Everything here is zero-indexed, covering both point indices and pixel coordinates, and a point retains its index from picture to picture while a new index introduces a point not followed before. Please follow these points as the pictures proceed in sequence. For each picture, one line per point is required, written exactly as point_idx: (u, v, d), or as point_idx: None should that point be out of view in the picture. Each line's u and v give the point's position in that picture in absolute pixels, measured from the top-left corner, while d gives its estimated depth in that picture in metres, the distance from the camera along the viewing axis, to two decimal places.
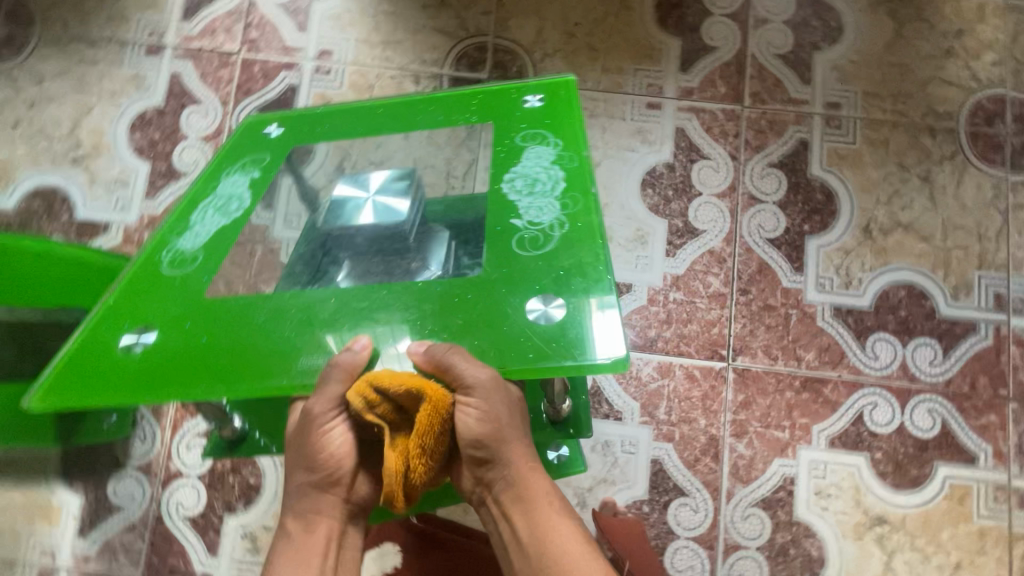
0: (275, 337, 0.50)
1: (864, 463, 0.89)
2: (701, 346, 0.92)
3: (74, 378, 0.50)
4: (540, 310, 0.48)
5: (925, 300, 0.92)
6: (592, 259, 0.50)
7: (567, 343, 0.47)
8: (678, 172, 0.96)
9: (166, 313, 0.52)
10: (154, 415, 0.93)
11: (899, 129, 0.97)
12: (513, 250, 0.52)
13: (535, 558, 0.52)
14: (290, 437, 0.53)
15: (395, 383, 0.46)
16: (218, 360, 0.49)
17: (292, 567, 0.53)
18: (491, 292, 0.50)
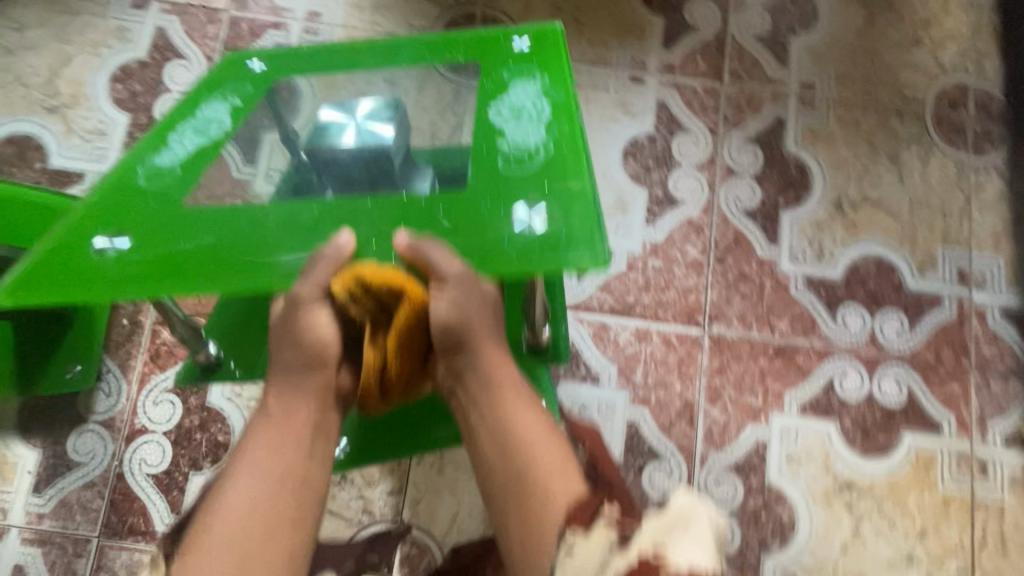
0: (260, 243, 0.48)
1: (835, 430, 0.90)
2: (678, 312, 0.94)
3: (42, 280, 0.46)
4: (524, 219, 0.47)
5: (893, 273, 0.95)
6: (577, 173, 0.48)
7: (550, 246, 0.46)
8: (659, 143, 0.98)
9: (145, 222, 0.49)
10: (121, 370, 0.88)
11: (870, 110, 1.01)
12: (499, 168, 0.50)
13: (501, 440, 0.54)
14: (274, 326, 0.55)
15: (374, 279, 0.48)
16: (197, 265, 0.47)
17: (269, 443, 0.54)
18: (476, 203, 0.49)
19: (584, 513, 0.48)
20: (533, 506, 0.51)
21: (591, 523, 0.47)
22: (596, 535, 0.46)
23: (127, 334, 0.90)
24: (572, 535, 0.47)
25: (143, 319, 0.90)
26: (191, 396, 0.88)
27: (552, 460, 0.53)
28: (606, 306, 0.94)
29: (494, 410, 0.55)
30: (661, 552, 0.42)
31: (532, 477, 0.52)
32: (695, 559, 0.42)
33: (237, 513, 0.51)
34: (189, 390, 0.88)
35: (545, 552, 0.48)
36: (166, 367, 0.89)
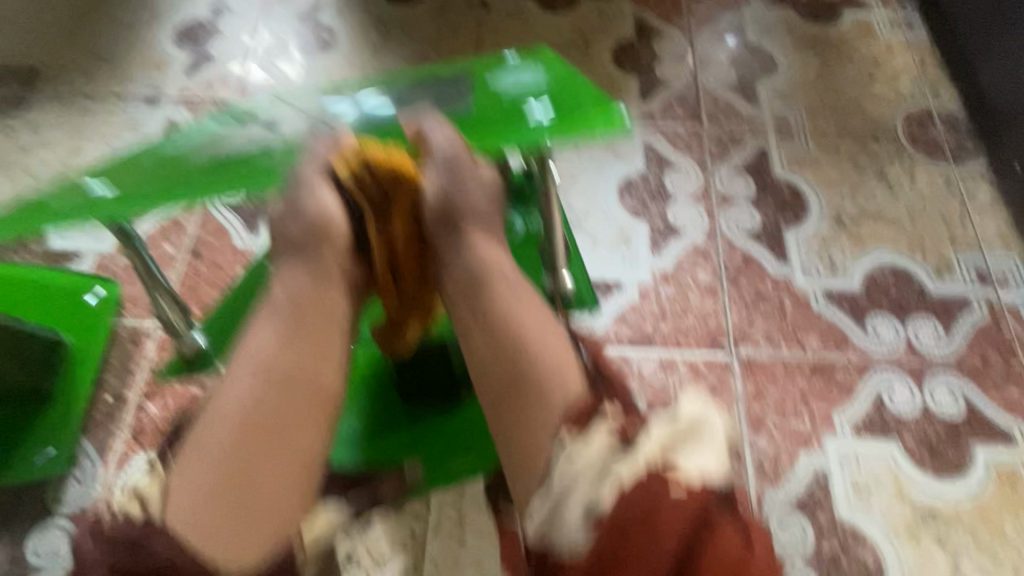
0: (250, 163, 0.47)
1: (898, 449, 0.81)
2: (701, 338, 0.89)
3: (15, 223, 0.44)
4: (537, 111, 0.49)
5: (912, 280, 0.93)
6: (575, 82, 0.51)
7: (569, 122, 0.47)
8: (651, 180, 1.01)
9: (121, 164, 0.49)
10: (100, 451, 0.80)
11: (846, 136, 1.06)
12: (499, 90, 0.52)
13: (494, 338, 0.51)
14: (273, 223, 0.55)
15: (380, 158, 0.51)
16: (189, 181, 0.46)
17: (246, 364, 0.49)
18: (484, 114, 0.51)
19: (585, 417, 0.46)
20: (525, 411, 0.48)
21: (591, 428, 0.45)
22: (598, 442, 0.44)
23: (109, 412, 0.82)
24: (571, 443, 0.45)
25: (129, 394, 0.83)
26: None
27: (550, 361, 0.50)
28: (624, 338, 0.89)
29: (492, 313, 0.52)
30: (675, 465, 0.42)
31: (528, 380, 0.49)
32: (709, 467, 0.43)
33: (230, 421, 0.47)
34: None
35: (537, 454, 0.47)
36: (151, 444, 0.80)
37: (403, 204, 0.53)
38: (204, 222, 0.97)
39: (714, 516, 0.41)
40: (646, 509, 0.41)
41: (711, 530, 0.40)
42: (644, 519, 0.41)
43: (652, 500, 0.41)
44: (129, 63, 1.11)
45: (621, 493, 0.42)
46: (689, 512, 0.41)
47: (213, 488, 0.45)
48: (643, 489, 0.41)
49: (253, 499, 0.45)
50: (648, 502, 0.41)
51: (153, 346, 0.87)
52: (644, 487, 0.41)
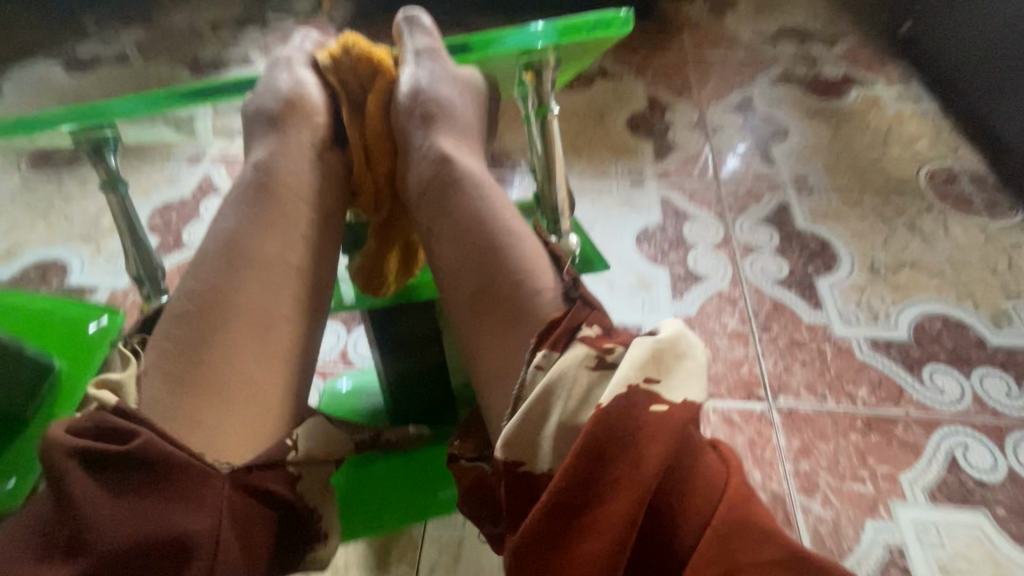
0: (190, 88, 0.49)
1: (988, 523, 0.67)
2: (734, 387, 0.79)
3: None
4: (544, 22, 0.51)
5: (967, 330, 0.84)
6: None
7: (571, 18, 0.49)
8: (670, 230, 0.99)
9: None
10: None
11: (869, 192, 1.04)
12: None
13: (467, 244, 0.47)
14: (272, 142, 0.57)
15: (360, 47, 0.54)
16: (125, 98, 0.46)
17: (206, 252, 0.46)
18: None
19: (562, 330, 0.39)
20: (505, 318, 0.44)
21: (566, 344, 0.38)
22: (569, 357, 0.37)
23: None
24: (540, 356, 0.38)
25: None
26: None
27: (527, 267, 0.45)
28: None
29: (464, 218, 0.48)
30: (659, 383, 0.34)
31: (503, 282, 0.45)
32: (690, 390, 0.35)
33: (190, 314, 0.42)
34: None
35: (510, 366, 0.42)
36: None
37: (375, 96, 0.53)
38: None
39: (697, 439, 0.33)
40: (624, 427, 0.32)
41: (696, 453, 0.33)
42: (619, 440, 0.32)
43: (633, 418, 0.32)
44: None
45: (596, 412, 0.33)
46: (673, 431, 0.32)
47: (175, 374, 0.40)
48: (618, 405, 0.33)
49: (200, 386, 0.39)
50: (626, 421, 0.32)
51: None
52: (621, 404, 0.33)
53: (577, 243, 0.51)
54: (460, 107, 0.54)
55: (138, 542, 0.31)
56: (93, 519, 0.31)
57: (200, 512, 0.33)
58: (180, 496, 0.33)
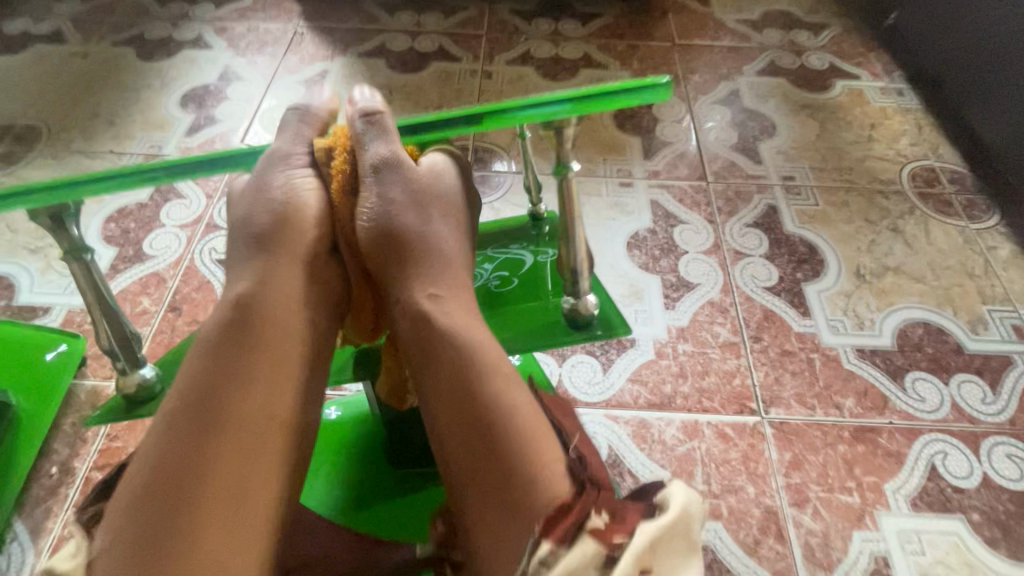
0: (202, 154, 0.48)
1: (965, 529, 0.70)
2: (727, 400, 0.80)
3: None
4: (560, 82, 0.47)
5: (947, 336, 0.86)
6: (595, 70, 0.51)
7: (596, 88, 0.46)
8: (660, 235, 0.98)
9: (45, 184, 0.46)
10: (33, 536, 0.69)
11: (853, 193, 1.04)
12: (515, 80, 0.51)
13: (464, 404, 0.46)
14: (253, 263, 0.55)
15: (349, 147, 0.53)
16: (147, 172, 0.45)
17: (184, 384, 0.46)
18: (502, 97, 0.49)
19: (572, 520, 0.39)
20: (508, 488, 0.43)
21: (575, 531, 0.38)
22: (579, 550, 0.37)
23: (53, 487, 0.72)
24: (543, 545, 0.38)
25: (78, 465, 0.73)
26: None
27: (530, 435, 0.44)
28: (641, 400, 0.80)
29: (460, 371, 0.47)
30: (655, 571, 0.37)
31: (499, 447, 0.44)
32: (685, 573, 0.38)
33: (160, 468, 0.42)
34: None
35: (514, 548, 0.41)
36: None
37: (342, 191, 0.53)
38: (188, 277, 0.91)
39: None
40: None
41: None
42: None
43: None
44: (131, 122, 1.10)
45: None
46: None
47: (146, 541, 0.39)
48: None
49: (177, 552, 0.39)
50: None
51: None
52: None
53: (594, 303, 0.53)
54: (447, 240, 0.54)
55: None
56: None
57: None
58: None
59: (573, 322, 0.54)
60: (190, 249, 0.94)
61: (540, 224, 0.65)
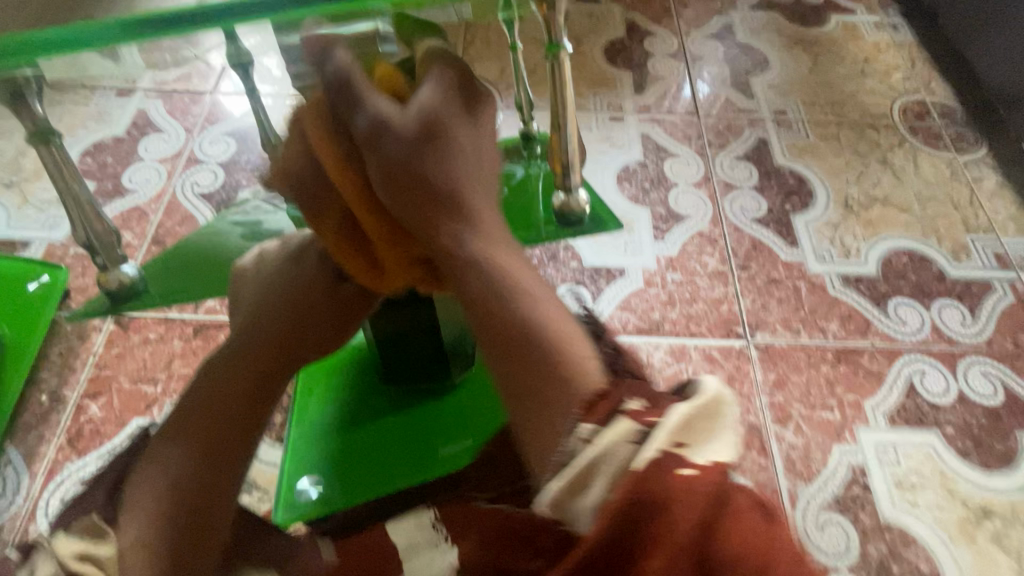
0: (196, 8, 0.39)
1: (939, 441, 0.73)
2: (714, 325, 0.81)
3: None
4: None
5: (930, 264, 0.88)
6: None
7: None
8: (651, 168, 0.97)
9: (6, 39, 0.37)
10: (26, 459, 0.69)
11: (845, 126, 1.04)
12: None
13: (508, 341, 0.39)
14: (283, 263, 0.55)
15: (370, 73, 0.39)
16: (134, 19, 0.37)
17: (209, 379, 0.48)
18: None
19: (605, 405, 0.34)
20: (544, 380, 0.37)
21: (609, 415, 0.34)
22: (615, 433, 0.32)
23: (43, 414, 0.72)
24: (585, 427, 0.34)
25: (69, 393, 0.73)
26: None
27: (555, 329, 0.39)
28: (630, 327, 0.81)
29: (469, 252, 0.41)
30: (692, 449, 0.32)
31: (547, 376, 0.37)
32: (723, 455, 0.33)
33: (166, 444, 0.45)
34: None
35: (548, 437, 0.36)
36: (88, 451, 0.70)
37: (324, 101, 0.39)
38: (171, 211, 0.89)
39: (745, 504, 0.30)
40: (663, 506, 0.29)
41: (740, 521, 0.29)
42: (651, 514, 0.29)
43: (669, 494, 0.29)
44: None
45: (629, 478, 0.30)
46: (705, 497, 0.29)
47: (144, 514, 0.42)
48: (660, 482, 0.30)
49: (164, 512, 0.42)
50: (664, 495, 0.29)
51: (102, 340, 0.77)
52: (660, 483, 0.30)
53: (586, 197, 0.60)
54: (463, 165, 0.42)
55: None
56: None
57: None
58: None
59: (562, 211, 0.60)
60: (171, 185, 0.92)
61: (529, 144, 0.60)
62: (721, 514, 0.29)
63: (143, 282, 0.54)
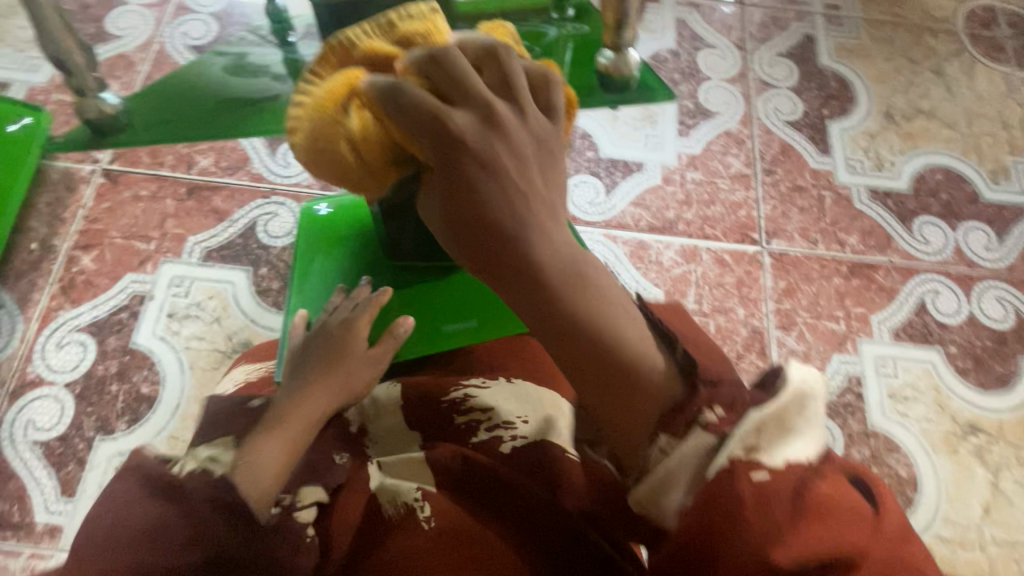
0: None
1: (940, 358, 0.73)
2: (729, 229, 0.78)
3: None
4: None
5: (965, 184, 0.83)
6: None
7: None
8: (683, 58, 0.89)
9: None
10: (18, 304, 0.68)
11: (902, 29, 0.94)
12: None
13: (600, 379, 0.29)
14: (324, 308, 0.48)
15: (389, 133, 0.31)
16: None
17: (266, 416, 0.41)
18: None
19: (682, 419, 0.28)
20: (620, 400, 0.29)
21: (685, 423, 0.28)
22: (687, 446, 0.28)
23: (34, 262, 0.70)
24: (664, 441, 0.28)
25: (59, 244, 0.71)
26: (109, 335, 0.68)
27: (617, 322, 0.30)
28: (642, 224, 0.78)
29: (500, 252, 0.31)
30: (771, 450, 0.27)
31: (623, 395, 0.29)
32: (803, 449, 0.28)
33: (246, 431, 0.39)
34: (108, 328, 0.68)
35: (631, 445, 0.29)
36: (82, 301, 0.69)
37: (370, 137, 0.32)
38: (159, 62, 0.82)
39: (826, 496, 0.27)
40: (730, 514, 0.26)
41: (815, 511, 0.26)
42: (734, 497, 0.26)
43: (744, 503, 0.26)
44: None
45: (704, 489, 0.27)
46: (792, 484, 0.27)
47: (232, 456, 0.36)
48: (723, 489, 0.26)
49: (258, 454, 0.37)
50: (732, 500, 0.26)
51: (91, 194, 0.74)
52: (720, 490, 0.26)
53: (639, 61, 0.38)
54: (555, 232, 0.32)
55: (210, 552, 0.30)
56: (156, 558, 0.29)
57: (238, 535, 0.31)
58: (230, 510, 0.32)
59: (601, 85, 0.39)
60: (159, 33, 0.84)
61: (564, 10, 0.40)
62: (807, 513, 0.26)
63: (129, 116, 0.35)
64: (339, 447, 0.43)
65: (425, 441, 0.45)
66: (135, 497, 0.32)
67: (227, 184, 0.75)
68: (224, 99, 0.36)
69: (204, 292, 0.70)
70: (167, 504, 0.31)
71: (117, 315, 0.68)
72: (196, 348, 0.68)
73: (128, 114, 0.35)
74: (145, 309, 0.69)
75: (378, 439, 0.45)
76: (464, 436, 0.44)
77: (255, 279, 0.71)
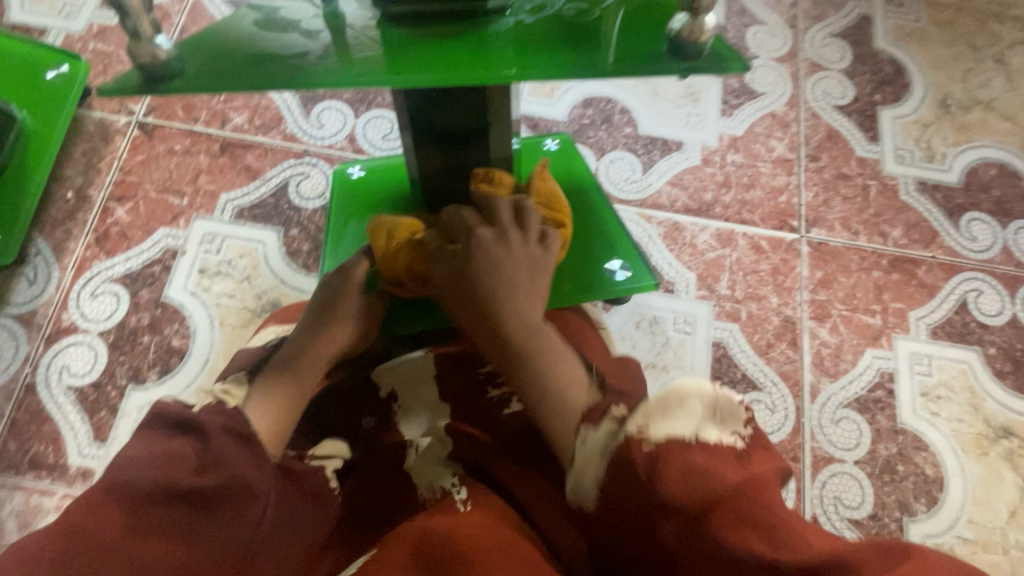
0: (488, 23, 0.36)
1: (977, 359, 0.71)
2: (768, 215, 0.76)
3: None
4: None
5: (1020, 180, 0.79)
6: None
7: None
8: (731, 34, 0.85)
9: None
10: (54, 253, 0.69)
11: (966, 13, 0.89)
12: None
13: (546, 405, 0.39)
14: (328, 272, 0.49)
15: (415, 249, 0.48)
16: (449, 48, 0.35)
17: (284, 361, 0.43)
18: None
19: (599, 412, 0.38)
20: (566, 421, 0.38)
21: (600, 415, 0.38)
22: (599, 432, 0.36)
23: (69, 212, 0.71)
24: (583, 431, 0.37)
25: (94, 194, 0.72)
26: (142, 287, 0.68)
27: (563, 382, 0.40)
28: (678, 205, 0.76)
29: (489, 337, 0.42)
30: (654, 427, 0.34)
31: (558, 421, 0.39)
32: (682, 426, 0.34)
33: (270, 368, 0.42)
34: (141, 280, 0.68)
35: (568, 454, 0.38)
36: (116, 253, 0.69)
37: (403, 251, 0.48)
38: (196, 16, 0.80)
39: (698, 461, 0.33)
40: (624, 486, 0.34)
41: (677, 480, 0.32)
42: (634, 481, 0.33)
43: (638, 480, 0.33)
44: None
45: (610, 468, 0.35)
46: (674, 462, 0.33)
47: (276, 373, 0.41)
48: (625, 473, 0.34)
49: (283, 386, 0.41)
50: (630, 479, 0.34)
51: (126, 146, 0.74)
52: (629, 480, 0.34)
53: (717, 27, 0.33)
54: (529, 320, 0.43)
55: (220, 479, 0.30)
56: (165, 477, 0.29)
57: (255, 463, 0.32)
58: (251, 445, 0.33)
59: (669, 51, 0.34)
60: None
61: None
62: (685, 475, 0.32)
63: (181, 63, 0.34)
64: (367, 412, 0.46)
65: (455, 412, 0.45)
66: (151, 441, 0.31)
67: (260, 142, 0.75)
68: (252, 52, 0.35)
69: (235, 250, 0.70)
70: (186, 437, 0.32)
71: (149, 268, 0.69)
72: (226, 306, 0.68)
73: (180, 61, 0.34)
74: (177, 264, 0.69)
75: (406, 407, 0.46)
76: (496, 408, 0.45)
77: (285, 239, 0.71)
